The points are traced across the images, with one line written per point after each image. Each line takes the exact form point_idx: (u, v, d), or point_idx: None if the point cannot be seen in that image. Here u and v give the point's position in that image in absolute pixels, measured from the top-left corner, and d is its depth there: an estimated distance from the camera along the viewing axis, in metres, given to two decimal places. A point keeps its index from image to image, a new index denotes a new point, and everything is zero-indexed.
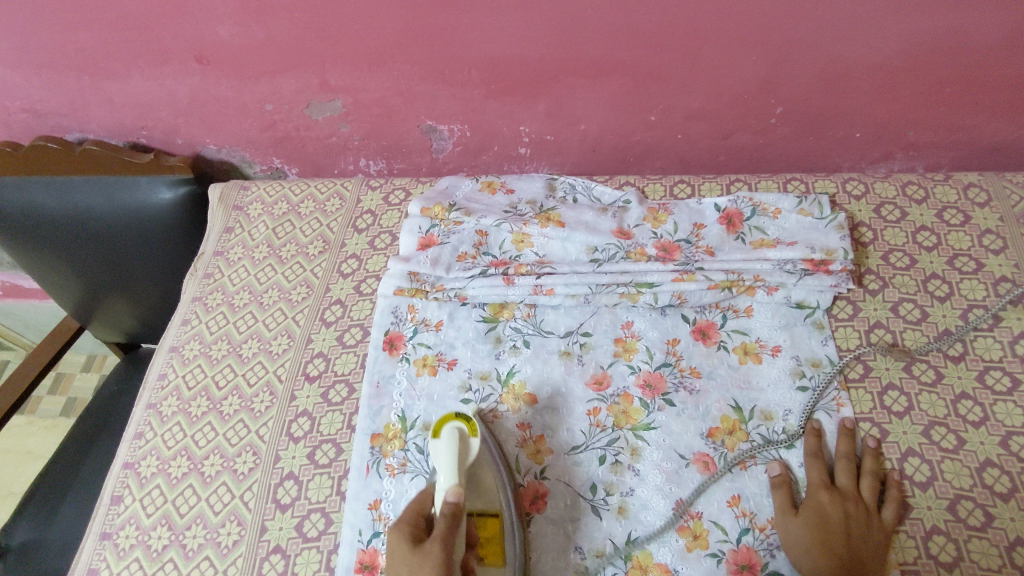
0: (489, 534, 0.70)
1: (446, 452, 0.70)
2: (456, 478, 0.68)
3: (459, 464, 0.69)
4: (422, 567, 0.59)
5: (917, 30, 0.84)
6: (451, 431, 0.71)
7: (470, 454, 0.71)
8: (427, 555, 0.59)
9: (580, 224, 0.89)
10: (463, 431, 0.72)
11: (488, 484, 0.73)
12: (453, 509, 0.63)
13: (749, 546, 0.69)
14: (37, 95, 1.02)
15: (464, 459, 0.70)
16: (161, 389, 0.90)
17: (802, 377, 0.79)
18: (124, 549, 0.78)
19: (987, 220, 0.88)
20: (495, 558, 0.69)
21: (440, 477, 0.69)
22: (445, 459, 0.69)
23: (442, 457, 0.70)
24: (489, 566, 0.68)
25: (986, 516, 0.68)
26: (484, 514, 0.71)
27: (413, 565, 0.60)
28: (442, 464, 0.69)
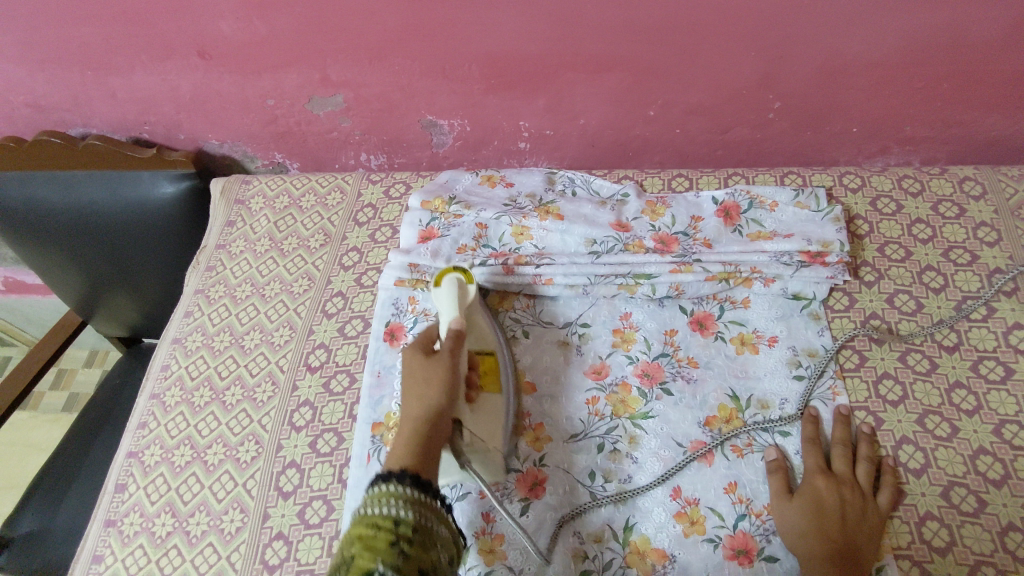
0: (487, 367, 0.76)
1: (448, 293, 0.79)
2: (457, 311, 0.77)
3: (460, 302, 0.79)
4: (433, 362, 0.67)
5: (913, 25, 0.85)
6: (452, 278, 0.80)
7: (469, 296, 0.80)
8: (439, 357, 0.68)
9: (579, 217, 0.90)
10: (463, 279, 0.80)
11: (484, 327, 0.80)
12: (457, 332, 0.72)
13: (745, 531, 0.70)
14: (41, 89, 1.03)
15: (464, 297, 0.79)
16: (164, 379, 0.91)
17: (798, 367, 0.80)
18: (128, 536, 0.79)
19: (981, 213, 0.89)
20: (492, 386, 0.74)
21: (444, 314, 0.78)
22: (447, 299, 0.79)
23: (445, 298, 0.79)
24: (488, 391, 0.73)
25: (979, 502, 0.69)
26: (482, 351, 0.77)
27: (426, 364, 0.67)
28: (445, 304, 0.78)
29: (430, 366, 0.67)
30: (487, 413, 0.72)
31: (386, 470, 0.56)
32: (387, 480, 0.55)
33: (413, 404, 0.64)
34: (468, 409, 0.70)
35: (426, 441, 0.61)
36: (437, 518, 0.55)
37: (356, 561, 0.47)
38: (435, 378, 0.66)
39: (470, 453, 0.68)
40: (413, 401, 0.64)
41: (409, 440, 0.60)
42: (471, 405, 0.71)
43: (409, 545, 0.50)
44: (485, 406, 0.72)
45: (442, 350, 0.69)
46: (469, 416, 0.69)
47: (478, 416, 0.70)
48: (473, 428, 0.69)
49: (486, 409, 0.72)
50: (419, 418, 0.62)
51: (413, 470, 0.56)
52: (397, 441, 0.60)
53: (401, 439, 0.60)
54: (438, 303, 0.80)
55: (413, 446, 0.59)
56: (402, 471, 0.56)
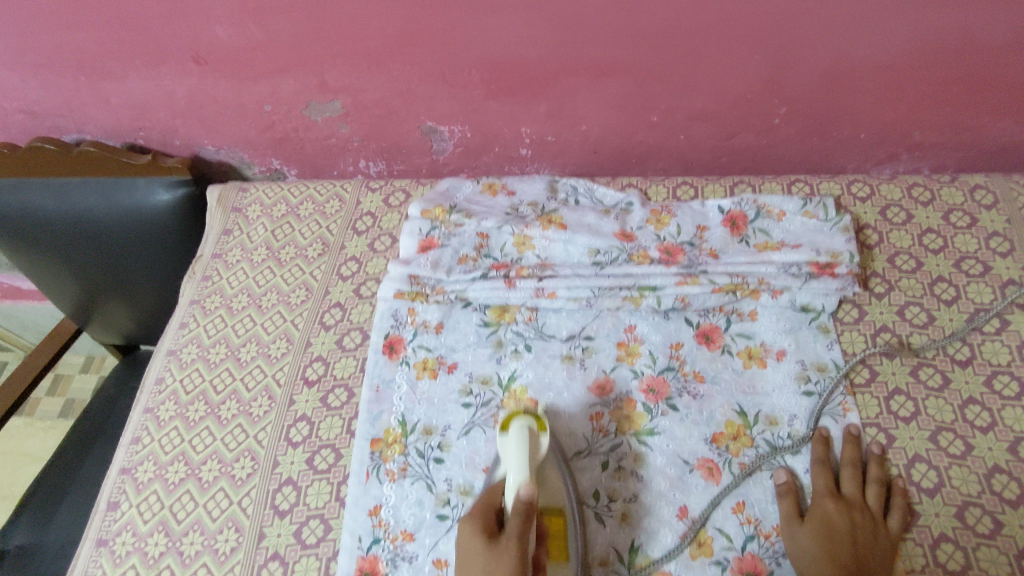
0: (554, 531, 0.68)
1: (517, 445, 0.67)
2: (527, 475, 0.65)
3: (530, 460, 0.67)
4: (499, 560, 0.58)
5: (924, 29, 0.83)
6: (519, 427, 0.69)
7: (540, 449, 0.69)
8: (504, 548, 0.59)
9: (582, 227, 0.88)
10: (533, 427, 0.70)
11: (553, 478, 0.71)
12: (526, 507, 0.62)
13: (754, 553, 0.68)
14: (34, 95, 1.01)
15: (534, 453, 0.68)
16: (158, 393, 0.89)
17: (807, 382, 0.78)
18: (121, 556, 0.77)
19: (993, 222, 0.87)
20: (560, 555, 0.68)
21: (511, 473, 0.66)
22: (516, 452, 0.67)
23: (512, 452, 0.67)
24: (554, 564, 0.68)
25: (995, 523, 0.67)
26: (549, 511, 0.70)
27: (488, 563, 0.59)
28: (513, 458, 0.67)
29: (495, 567, 0.58)
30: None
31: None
32: None
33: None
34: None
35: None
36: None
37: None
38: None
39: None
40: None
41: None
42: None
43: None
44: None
45: (508, 533, 0.60)
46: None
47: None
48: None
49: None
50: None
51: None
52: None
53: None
54: (504, 454, 0.68)
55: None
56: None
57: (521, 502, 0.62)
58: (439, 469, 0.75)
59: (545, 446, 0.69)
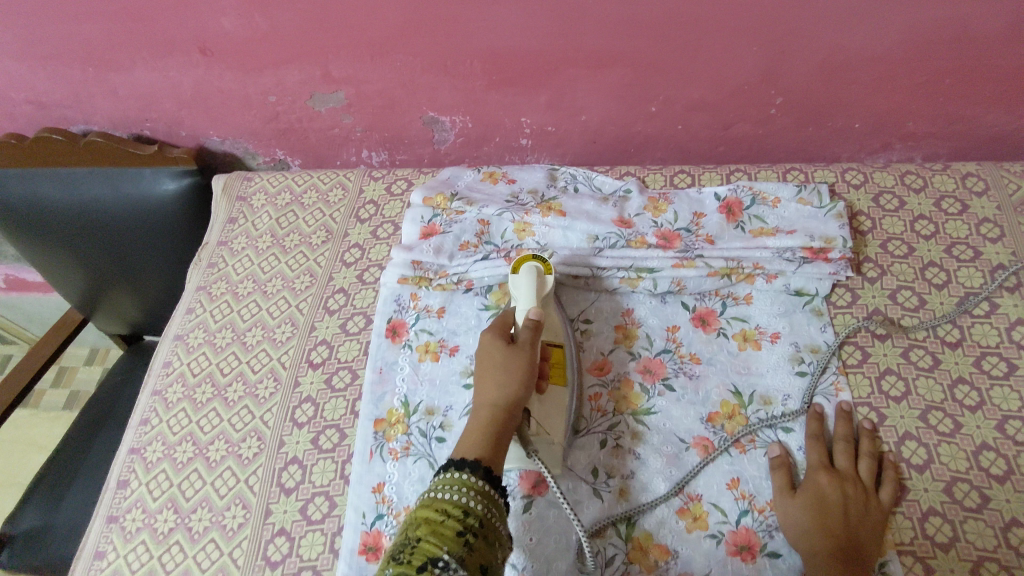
0: (557, 359, 0.75)
1: (526, 281, 0.77)
2: (535, 301, 0.76)
3: (537, 292, 0.77)
4: (514, 358, 0.67)
5: (916, 20, 0.85)
6: (529, 268, 0.78)
7: (546, 287, 0.78)
8: (519, 349, 0.69)
9: (581, 213, 0.90)
10: (540, 269, 0.79)
11: (554, 319, 0.79)
12: (535, 324, 0.71)
13: (748, 527, 0.70)
14: (42, 86, 1.03)
15: (541, 288, 0.78)
16: (166, 376, 0.91)
17: (800, 363, 0.80)
18: (131, 532, 0.79)
19: (984, 208, 0.89)
20: (560, 377, 0.74)
21: (521, 301, 0.76)
22: (525, 286, 0.77)
23: (522, 287, 0.77)
24: (555, 384, 0.73)
25: (982, 498, 0.69)
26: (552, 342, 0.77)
27: (507, 354, 0.68)
28: (521, 292, 0.76)
29: (509, 361, 0.67)
30: (554, 405, 0.72)
31: (457, 456, 0.60)
32: (461, 468, 0.58)
33: (492, 390, 0.65)
34: (537, 399, 0.71)
35: (497, 437, 0.63)
36: (501, 513, 0.58)
37: (421, 543, 0.51)
38: (514, 369, 0.67)
39: (535, 438, 0.70)
40: (490, 387, 0.66)
41: (479, 435, 0.62)
42: (540, 396, 0.72)
43: (475, 533, 0.54)
44: (552, 397, 0.73)
45: (521, 341, 0.70)
46: (536, 404, 0.71)
47: (545, 407, 0.72)
48: (539, 419, 0.71)
49: (554, 400, 0.73)
50: (497, 402, 0.65)
51: (482, 462, 0.59)
52: (470, 430, 0.63)
53: (470, 431, 0.63)
54: (514, 289, 0.78)
55: (481, 443, 0.61)
56: (473, 463, 0.59)
57: (530, 319, 0.72)
58: (441, 448, 0.77)
59: (550, 284, 0.79)
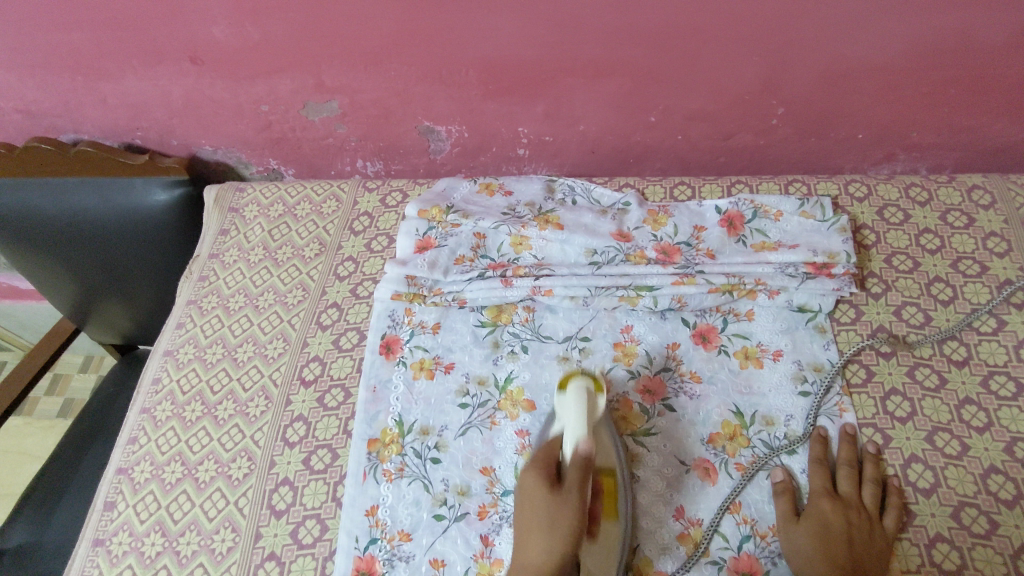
0: (608, 490, 0.69)
1: (575, 406, 0.68)
2: (586, 430, 0.67)
3: (587, 418, 0.68)
4: (559, 511, 0.61)
5: (921, 30, 0.83)
6: (577, 386, 0.70)
7: (597, 410, 0.70)
8: (566, 497, 0.62)
9: (579, 227, 0.88)
10: (591, 388, 0.71)
11: (606, 442, 0.72)
12: (584, 461, 0.64)
13: (750, 553, 0.68)
14: (31, 95, 1.01)
15: (592, 413, 0.69)
16: (155, 393, 0.89)
17: (803, 382, 0.78)
18: (117, 556, 0.77)
19: (991, 222, 0.87)
20: (613, 513, 0.68)
21: (570, 427, 0.67)
22: (574, 411, 0.68)
23: (570, 410, 0.68)
24: (607, 520, 0.67)
25: (991, 523, 0.67)
26: (602, 471, 0.70)
27: (552, 508, 0.61)
28: (570, 416, 0.68)
29: (556, 516, 0.61)
30: (605, 546, 0.66)
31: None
32: None
33: (535, 552, 0.59)
34: (587, 544, 0.66)
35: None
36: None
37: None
38: (560, 530, 0.60)
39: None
40: (533, 549, 0.60)
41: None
42: (592, 539, 0.66)
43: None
44: (603, 539, 0.67)
45: (569, 483, 0.63)
46: (586, 549, 0.65)
47: (595, 550, 0.66)
48: (588, 564, 0.65)
49: (605, 541, 0.67)
50: (539, 565, 0.58)
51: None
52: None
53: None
54: (562, 412, 0.70)
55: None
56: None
57: (580, 456, 0.64)
58: (436, 469, 0.75)
59: (602, 406, 0.71)
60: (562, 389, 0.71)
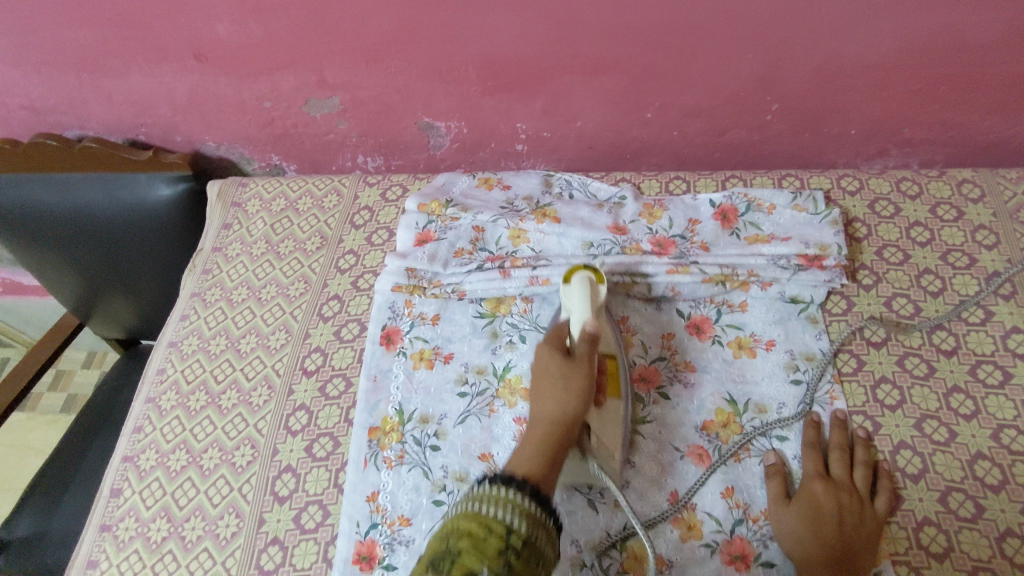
0: (611, 370, 0.74)
1: (579, 291, 0.73)
2: (590, 311, 0.72)
3: (591, 302, 0.73)
4: (572, 375, 0.67)
5: (912, 27, 0.85)
6: (581, 278, 0.75)
7: (599, 296, 0.75)
8: (577, 362, 0.68)
9: (576, 220, 0.90)
10: (593, 278, 0.75)
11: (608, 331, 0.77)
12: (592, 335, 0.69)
13: (742, 536, 0.70)
14: (37, 91, 1.03)
15: (595, 299, 0.74)
16: (160, 383, 0.91)
17: (796, 371, 0.79)
18: (123, 541, 0.78)
19: (980, 215, 0.89)
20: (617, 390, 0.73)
21: (576, 311, 0.72)
22: (579, 296, 0.73)
23: (575, 297, 0.73)
24: (612, 397, 0.72)
25: (977, 507, 0.69)
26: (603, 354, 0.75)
27: (566, 371, 0.67)
28: (575, 301, 0.73)
29: (569, 379, 0.67)
30: (612, 416, 0.71)
31: (505, 474, 0.59)
32: (506, 485, 0.57)
33: (549, 404, 0.66)
34: (594, 411, 0.71)
35: (553, 454, 0.63)
36: (547, 539, 0.56)
37: (461, 559, 0.50)
38: (573, 386, 0.66)
39: (591, 454, 0.70)
40: (547, 400, 0.66)
41: (543, 446, 0.63)
42: (597, 409, 0.71)
43: (516, 557, 0.51)
44: (611, 410, 0.72)
45: (578, 352, 0.69)
46: (594, 418, 0.70)
47: (603, 421, 0.71)
48: (598, 434, 0.70)
49: (610, 415, 0.71)
50: (556, 418, 0.65)
51: (533, 484, 0.58)
52: (530, 444, 0.63)
53: (535, 440, 0.64)
54: (567, 300, 0.74)
55: (542, 454, 0.62)
56: (521, 480, 0.58)
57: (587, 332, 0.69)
58: (435, 456, 0.77)
59: (603, 294, 0.75)
60: (566, 282, 0.76)
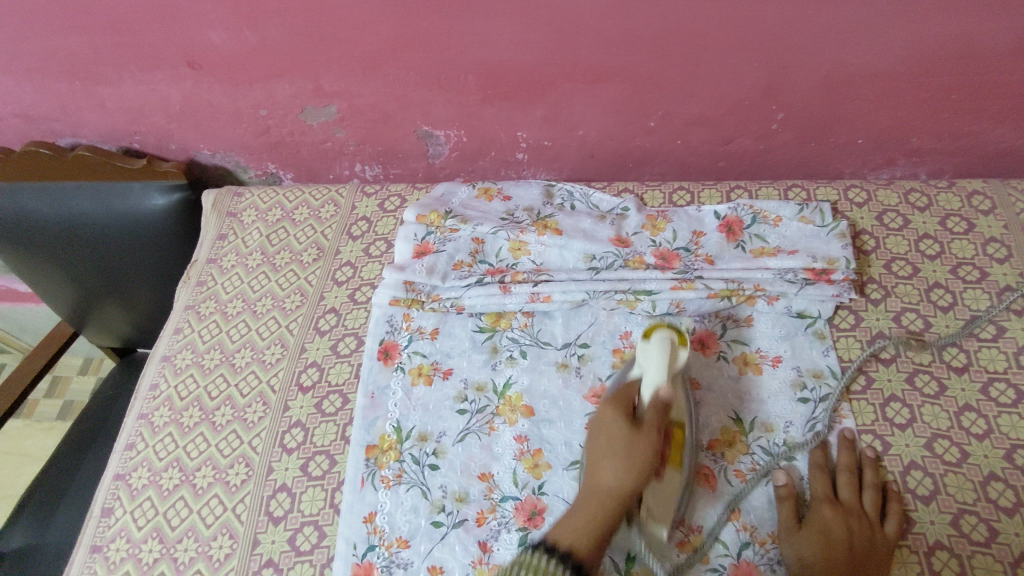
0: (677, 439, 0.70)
1: (658, 353, 0.69)
2: (666, 377, 0.68)
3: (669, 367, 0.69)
4: (638, 447, 0.63)
5: (921, 35, 0.83)
6: (661, 337, 0.70)
7: (678, 360, 0.70)
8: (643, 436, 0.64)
9: (577, 232, 0.88)
10: (674, 339, 0.71)
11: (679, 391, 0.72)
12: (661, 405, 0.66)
13: (750, 561, 0.68)
14: (29, 99, 1.01)
15: (672, 362, 0.70)
16: (152, 399, 0.89)
17: (803, 389, 0.77)
18: (115, 562, 0.77)
19: (991, 228, 0.87)
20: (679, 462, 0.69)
21: (650, 373, 0.68)
22: (656, 358, 0.69)
23: (653, 356, 0.69)
24: (672, 469, 0.68)
25: (991, 531, 0.67)
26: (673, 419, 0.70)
27: (629, 443, 0.64)
28: (651, 364, 0.69)
29: (633, 451, 0.63)
30: (669, 489, 0.68)
31: (551, 542, 0.59)
32: (548, 554, 0.57)
33: (606, 475, 0.63)
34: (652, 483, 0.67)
35: (604, 531, 0.60)
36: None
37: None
38: (634, 460, 0.63)
39: (643, 522, 0.68)
40: (604, 470, 0.63)
41: (594, 519, 0.60)
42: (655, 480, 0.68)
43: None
44: (670, 482, 0.68)
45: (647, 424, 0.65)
46: (650, 489, 0.68)
47: (659, 492, 0.67)
48: (650, 503, 0.68)
49: (665, 488, 0.68)
50: (610, 492, 0.62)
51: (576, 559, 0.57)
52: (585, 517, 0.61)
53: (585, 514, 0.61)
54: (643, 359, 0.70)
55: (595, 529, 0.60)
56: (564, 554, 0.57)
57: (659, 401, 0.66)
58: (434, 476, 0.75)
59: (683, 359, 0.71)
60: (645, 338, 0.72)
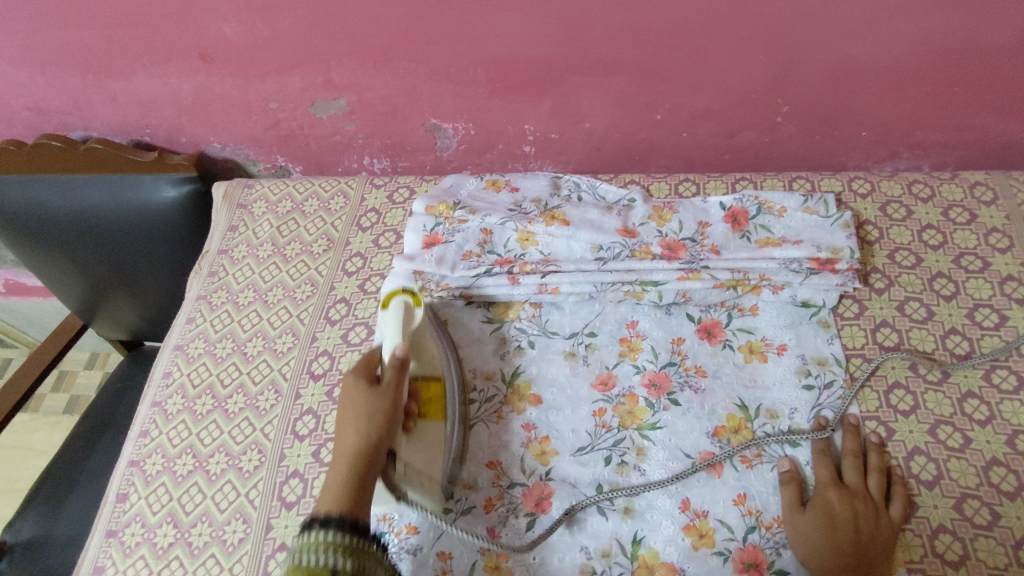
0: (431, 393, 0.76)
1: (394, 320, 0.78)
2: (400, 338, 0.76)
3: (404, 329, 0.78)
4: (376, 403, 0.67)
5: (923, 28, 0.84)
6: (398, 304, 0.79)
7: (414, 322, 0.79)
8: (382, 391, 0.69)
9: (585, 222, 0.89)
10: (410, 304, 0.80)
11: (433, 353, 0.80)
12: (401, 361, 0.71)
13: (755, 544, 0.69)
14: (41, 93, 1.02)
15: (408, 324, 0.78)
16: (165, 387, 0.90)
17: (808, 376, 0.79)
18: (130, 547, 0.78)
19: (993, 218, 0.88)
20: (433, 414, 0.75)
21: (388, 339, 0.76)
22: (391, 324, 0.77)
23: (389, 325, 0.78)
24: (427, 420, 0.75)
25: (992, 515, 0.68)
26: (428, 376, 0.77)
27: (369, 399, 0.68)
28: (389, 331, 0.77)
29: (372, 409, 0.67)
30: (423, 440, 0.73)
31: (320, 515, 0.58)
32: (320, 526, 0.56)
33: (351, 435, 0.65)
34: (404, 438, 0.72)
35: (359, 490, 0.61)
36: (377, 560, 0.57)
37: None
38: (376, 417, 0.67)
39: (403, 481, 0.70)
40: (349, 435, 0.65)
41: (341, 485, 0.61)
42: (407, 435, 0.73)
43: None
44: (423, 434, 0.74)
45: (386, 379, 0.70)
46: (404, 445, 0.72)
47: (413, 446, 0.72)
48: (407, 461, 0.72)
49: (423, 435, 0.74)
50: (356, 448, 0.64)
51: (350, 516, 0.58)
52: (330, 488, 0.61)
53: (333, 483, 0.62)
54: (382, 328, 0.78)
55: (347, 493, 0.60)
56: (339, 518, 0.57)
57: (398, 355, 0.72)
58: None
59: (420, 318, 0.80)
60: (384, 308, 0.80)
